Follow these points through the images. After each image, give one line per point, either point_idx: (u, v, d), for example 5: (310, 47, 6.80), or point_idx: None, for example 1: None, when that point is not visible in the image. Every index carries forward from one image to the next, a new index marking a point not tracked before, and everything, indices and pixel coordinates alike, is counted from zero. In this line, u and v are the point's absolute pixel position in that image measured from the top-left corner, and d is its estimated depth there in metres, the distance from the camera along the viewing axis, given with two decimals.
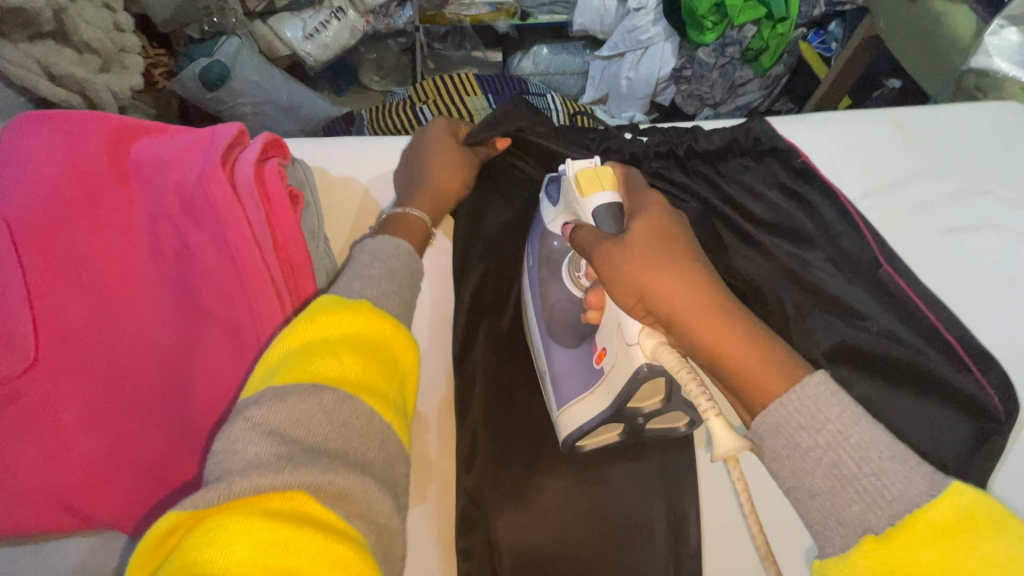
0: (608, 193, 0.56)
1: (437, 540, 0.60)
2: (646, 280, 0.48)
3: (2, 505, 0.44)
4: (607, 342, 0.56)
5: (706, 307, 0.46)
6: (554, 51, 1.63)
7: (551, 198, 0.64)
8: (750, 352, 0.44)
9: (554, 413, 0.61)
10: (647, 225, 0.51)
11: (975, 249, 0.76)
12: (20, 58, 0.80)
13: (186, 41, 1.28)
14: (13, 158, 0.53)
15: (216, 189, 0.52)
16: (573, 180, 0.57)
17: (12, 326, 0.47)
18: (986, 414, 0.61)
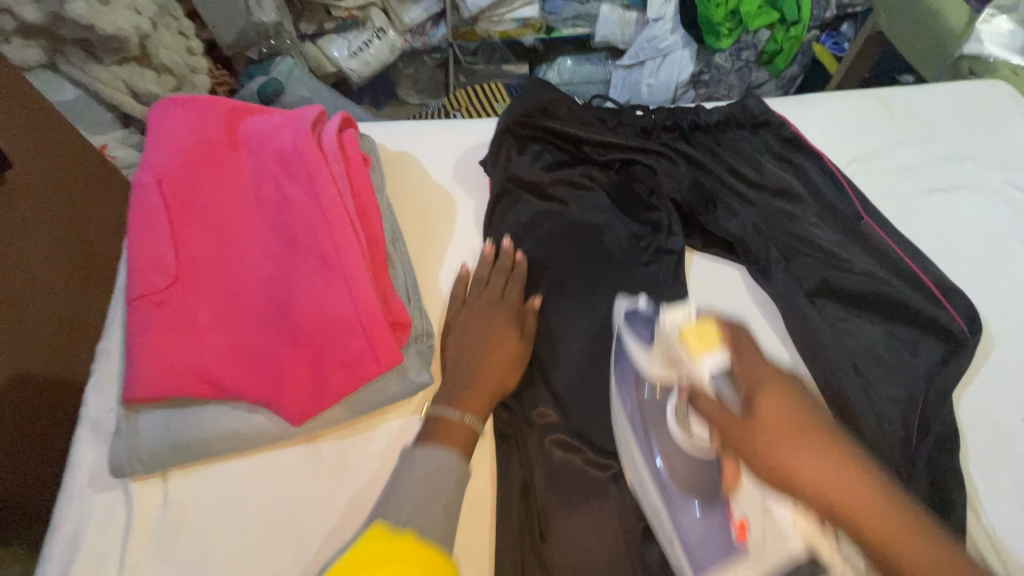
0: (720, 354, 0.50)
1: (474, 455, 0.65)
2: (789, 468, 0.43)
3: (158, 376, 0.58)
4: (748, 513, 0.50)
5: (856, 493, 0.41)
6: (577, 62, 1.76)
7: (640, 338, 0.61)
8: (895, 530, 0.40)
9: (681, 567, 0.54)
10: (777, 402, 0.46)
11: (954, 206, 0.85)
12: (111, 79, 1.09)
13: (245, 62, 1.49)
14: (158, 133, 0.70)
15: (308, 150, 0.68)
16: (678, 340, 0.53)
17: (163, 251, 0.63)
18: (953, 336, 0.70)
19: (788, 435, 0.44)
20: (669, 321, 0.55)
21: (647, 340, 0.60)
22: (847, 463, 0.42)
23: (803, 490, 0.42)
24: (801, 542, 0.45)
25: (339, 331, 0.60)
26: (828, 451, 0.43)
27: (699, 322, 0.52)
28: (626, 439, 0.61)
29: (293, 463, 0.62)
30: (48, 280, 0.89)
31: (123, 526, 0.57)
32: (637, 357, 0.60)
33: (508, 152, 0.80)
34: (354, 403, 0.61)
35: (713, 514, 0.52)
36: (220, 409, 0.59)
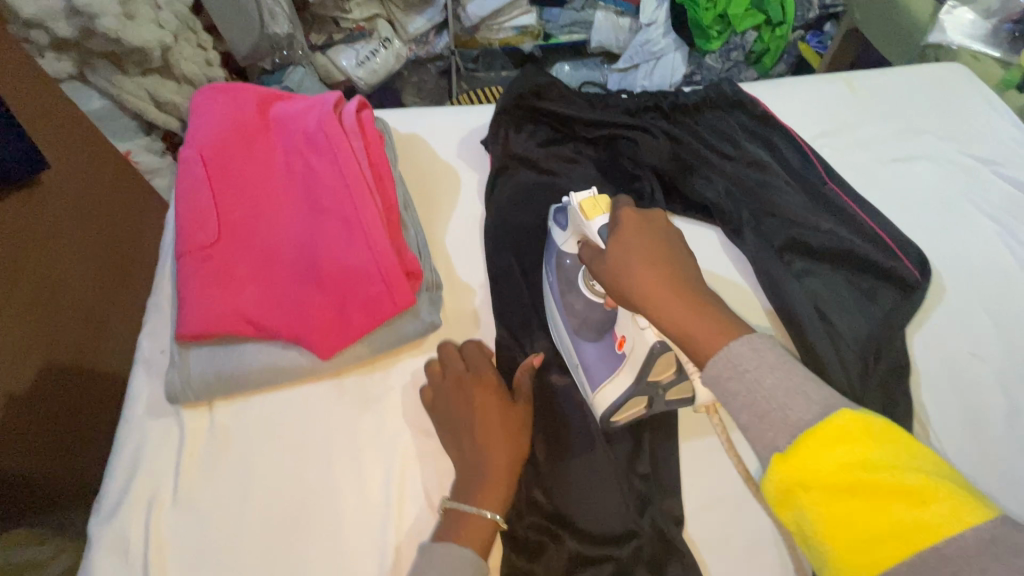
0: (607, 216, 0.62)
1: None
2: (634, 276, 0.55)
3: (206, 319, 0.67)
4: (625, 330, 0.62)
5: (674, 289, 0.53)
6: (575, 66, 1.85)
7: (561, 224, 0.73)
8: (692, 326, 0.51)
9: (589, 396, 0.67)
10: (631, 240, 0.57)
11: (912, 173, 0.94)
12: (134, 88, 1.21)
13: (259, 72, 1.60)
14: (200, 117, 0.80)
15: (331, 128, 0.78)
16: (578, 209, 0.65)
17: (207, 216, 0.73)
18: (908, 283, 0.79)
19: (638, 242, 0.57)
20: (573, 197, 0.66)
21: (564, 226, 0.72)
22: (676, 288, 0.53)
23: (630, 286, 0.55)
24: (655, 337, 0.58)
25: (360, 277, 0.69)
26: (662, 263, 0.55)
27: (597, 197, 0.64)
28: (567, 349, 0.70)
29: (322, 394, 0.70)
30: (80, 254, 1.00)
31: (176, 446, 0.66)
32: (558, 239, 0.73)
33: (506, 131, 0.90)
34: (374, 341, 0.71)
35: (606, 341, 0.67)
36: (260, 349, 0.68)
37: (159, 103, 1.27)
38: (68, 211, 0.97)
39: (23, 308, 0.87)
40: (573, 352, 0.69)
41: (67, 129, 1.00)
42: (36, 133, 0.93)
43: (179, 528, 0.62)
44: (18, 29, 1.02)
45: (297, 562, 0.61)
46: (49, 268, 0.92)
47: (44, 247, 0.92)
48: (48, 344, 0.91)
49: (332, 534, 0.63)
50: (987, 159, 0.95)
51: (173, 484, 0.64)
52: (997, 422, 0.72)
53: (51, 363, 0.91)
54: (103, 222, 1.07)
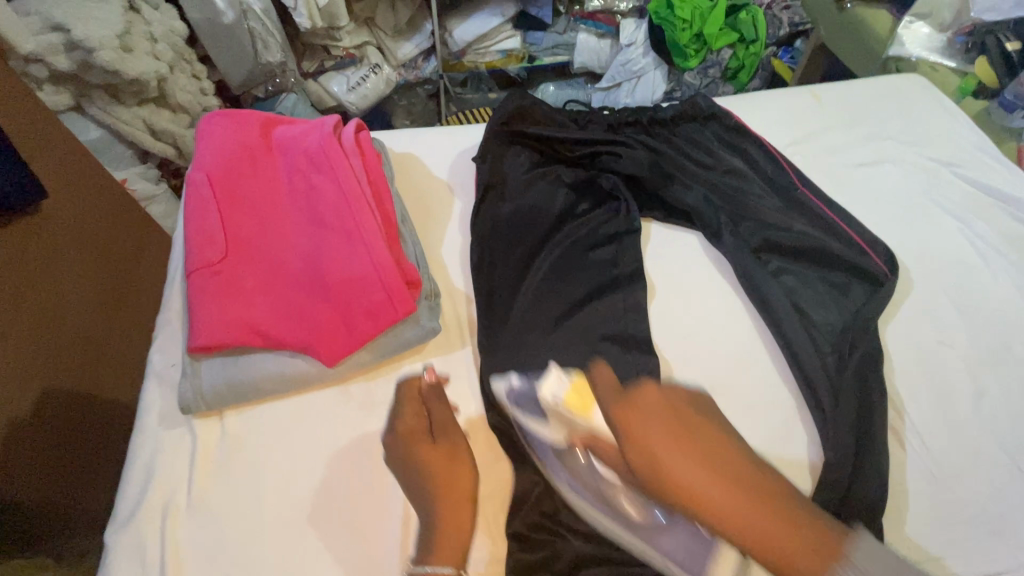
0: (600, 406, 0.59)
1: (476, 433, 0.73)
2: (692, 489, 0.49)
3: (217, 330, 0.70)
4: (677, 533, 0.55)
5: (703, 453, 0.51)
6: (559, 87, 1.94)
7: (534, 417, 0.65)
8: (757, 502, 0.49)
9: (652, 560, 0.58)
10: (643, 419, 0.53)
11: (878, 176, 1.00)
12: (130, 117, 1.26)
13: (252, 99, 1.66)
14: (206, 140, 0.85)
15: (331, 149, 0.82)
16: (566, 409, 0.60)
17: (215, 233, 0.77)
18: (876, 277, 0.84)
19: (653, 417, 0.53)
20: (549, 393, 0.62)
21: (540, 419, 0.65)
22: (676, 437, 0.52)
23: (685, 495, 0.49)
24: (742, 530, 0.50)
25: (363, 286, 0.73)
26: (681, 430, 0.52)
27: (578, 385, 0.61)
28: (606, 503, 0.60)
29: (329, 399, 0.73)
30: (77, 274, 1.03)
31: (189, 454, 0.69)
32: (541, 435, 0.65)
33: (494, 148, 0.94)
34: (378, 347, 0.74)
35: (678, 529, 0.55)
36: (268, 357, 0.72)
37: (155, 131, 1.32)
38: (65, 233, 1.01)
39: (23, 324, 0.90)
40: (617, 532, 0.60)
41: (67, 156, 1.04)
42: (36, 160, 0.98)
43: (194, 532, 0.64)
44: (18, 64, 1.07)
45: (308, 560, 0.64)
46: (50, 288, 0.96)
47: (43, 267, 0.96)
48: (45, 360, 0.93)
49: (341, 532, 0.65)
50: (946, 160, 1.02)
51: (187, 490, 0.66)
52: (967, 404, 0.77)
53: (49, 391, 0.94)
54: (103, 245, 1.11)
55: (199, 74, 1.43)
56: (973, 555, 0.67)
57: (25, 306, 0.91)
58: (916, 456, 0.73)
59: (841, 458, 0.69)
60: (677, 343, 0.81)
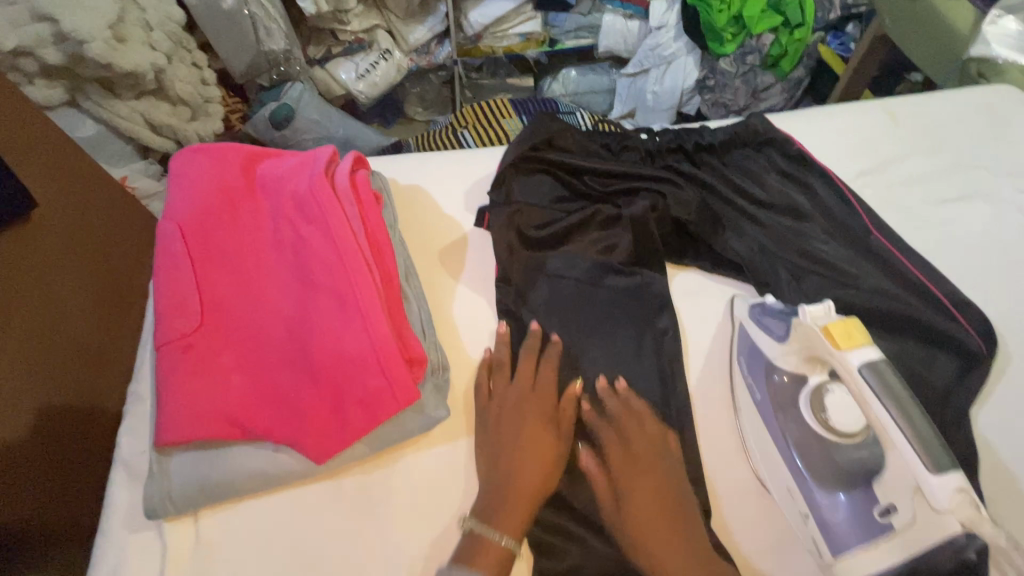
0: (867, 348, 0.54)
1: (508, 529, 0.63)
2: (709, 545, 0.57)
3: (187, 420, 0.60)
4: (895, 496, 0.50)
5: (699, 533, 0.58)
6: (581, 72, 1.77)
7: (774, 333, 0.64)
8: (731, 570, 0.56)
9: (825, 558, 0.54)
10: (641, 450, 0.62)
11: (964, 216, 0.85)
12: (129, 113, 1.13)
13: (257, 89, 1.48)
14: (181, 180, 0.73)
15: (323, 192, 0.70)
16: (822, 331, 0.56)
17: (187, 296, 0.66)
18: (970, 352, 0.70)
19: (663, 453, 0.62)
20: (810, 317, 0.58)
21: (779, 336, 0.63)
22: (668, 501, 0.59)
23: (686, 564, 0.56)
24: (960, 527, 0.45)
25: (358, 369, 0.62)
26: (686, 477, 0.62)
27: (846, 320, 0.56)
28: (790, 493, 0.59)
29: (317, 498, 0.63)
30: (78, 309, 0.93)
31: (158, 563, 0.60)
32: (769, 349, 0.64)
33: (512, 186, 0.81)
34: (376, 438, 0.63)
35: (862, 498, 0.54)
36: (246, 452, 0.61)
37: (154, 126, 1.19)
38: (58, 261, 0.89)
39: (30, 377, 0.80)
40: (808, 505, 0.57)
41: (60, 164, 0.93)
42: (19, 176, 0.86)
43: None
44: (5, 59, 0.95)
45: None
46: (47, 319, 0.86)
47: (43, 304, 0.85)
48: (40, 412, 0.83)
49: None
50: None
51: None
52: None
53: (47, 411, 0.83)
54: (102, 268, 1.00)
55: (201, 62, 1.28)
56: None
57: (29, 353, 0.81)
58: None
59: None
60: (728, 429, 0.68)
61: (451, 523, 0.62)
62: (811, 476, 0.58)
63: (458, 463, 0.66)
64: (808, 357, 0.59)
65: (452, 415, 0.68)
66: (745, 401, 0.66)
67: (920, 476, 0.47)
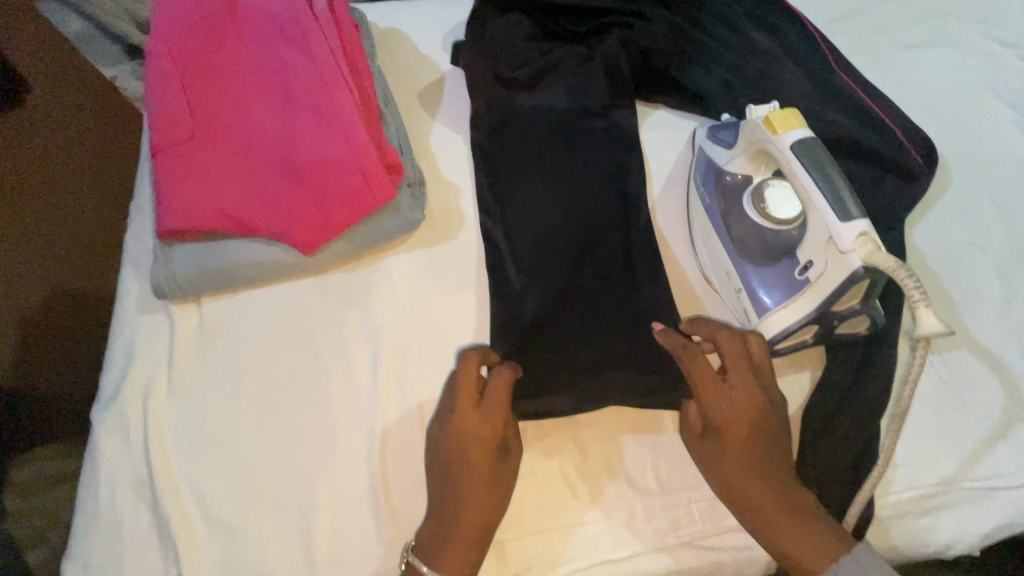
0: (802, 130, 0.59)
1: (480, 315, 0.69)
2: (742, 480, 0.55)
3: (186, 212, 0.66)
4: (812, 254, 0.57)
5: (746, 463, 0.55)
6: None
7: (725, 143, 0.69)
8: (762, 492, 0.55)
9: (750, 323, 0.63)
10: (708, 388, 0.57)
11: (930, 59, 0.86)
12: None
13: None
14: (168, 7, 0.77)
15: (303, 15, 0.74)
16: (764, 122, 0.61)
17: (180, 109, 0.71)
18: (913, 172, 0.75)
19: (745, 421, 0.55)
20: (756, 115, 0.63)
21: (728, 144, 0.68)
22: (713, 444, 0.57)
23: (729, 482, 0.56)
24: (861, 262, 0.52)
25: (339, 171, 0.67)
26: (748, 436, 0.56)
27: (785, 110, 0.61)
28: (727, 275, 0.66)
29: (307, 290, 0.70)
30: None
31: (168, 340, 0.67)
32: (720, 158, 0.69)
33: (487, 20, 0.82)
34: (358, 236, 0.70)
35: (784, 267, 0.61)
36: (241, 244, 0.68)
37: None
38: None
39: None
40: (738, 278, 0.64)
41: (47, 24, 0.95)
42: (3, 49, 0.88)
43: (174, 415, 0.64)
44: None
45: (290, 446, 0.63)
46: None
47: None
48: None
49: (325, 415, 0.64)
50: (1011, 42, 0.88)
51: (168, 372, 0.65)
52: (993, 308, 0.69)
53: None
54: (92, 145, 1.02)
55: None
56: (979, 462, 0.62)
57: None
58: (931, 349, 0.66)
59: (844, 358, 0.64)
60: (683, 241, 0.74)
61: (429, 310, 0.69)
62: (744, 258, 0.64)
63: (434, 264, 0.72)
64: (753, 155, 0.65)
65: (430, 227, 0.74)
66: (697, 209, 0.72)
67: (832, 225, 0.53)
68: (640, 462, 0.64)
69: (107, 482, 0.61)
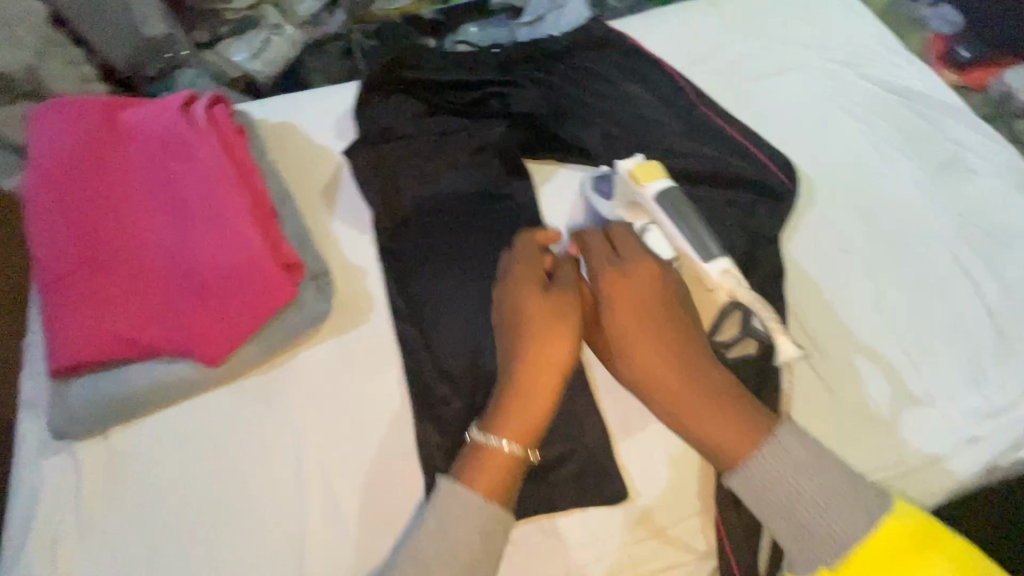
0: (664, 182, 0.65)
1: (400, 395, 0.70)
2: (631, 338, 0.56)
3: (79, 344, 0.65)
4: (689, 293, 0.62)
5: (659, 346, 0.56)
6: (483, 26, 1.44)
7: (603, 194, 0.74)
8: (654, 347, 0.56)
9: None
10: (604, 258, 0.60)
11: (781, 86, 0.96)
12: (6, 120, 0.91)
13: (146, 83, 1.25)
14: (40, 135, 0.76)
15: (182, 128, 0.75)
16: (630, 175, 0.66)
17: (62, 237, 0.69)
18: (781, 193, 0.83)
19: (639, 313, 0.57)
20: (622, 170, 0.68)
21: (606, 195, 0.74)
22: (635, 311, 0.57)
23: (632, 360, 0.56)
24: None
25: (236, 278, 0.68)
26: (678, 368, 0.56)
27: (648, 163, 0.67)
28: None
29: (220, 401, 0.69)
30: None
31: (73, 480, 0.64)
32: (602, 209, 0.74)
33: (372, 107, 0.87)
34: (266, 337, 0.70)
35: None
36: (146, 366, 0.67)
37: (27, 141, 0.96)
38: None
39: None
40: None
41: None
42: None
43: (88, 561, 0.61)
44: None
45: (217, 568, 0.61)
46: None
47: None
48: None
49: (250, 529, 0.63)
50: (848, 62, 0.99)
51: (78, 516, 0.63)
52: (870, 308, 0.75)
53: None
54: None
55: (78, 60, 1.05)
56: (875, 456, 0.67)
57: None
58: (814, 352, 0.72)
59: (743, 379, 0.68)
60: None
61: (348, 398, 0.70)
62: None
63: (347, 350, 0.73)
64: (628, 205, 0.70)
65: (340, 314, 0.75)
66: None
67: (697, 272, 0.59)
68: (571, 517, 0.64)
69: None
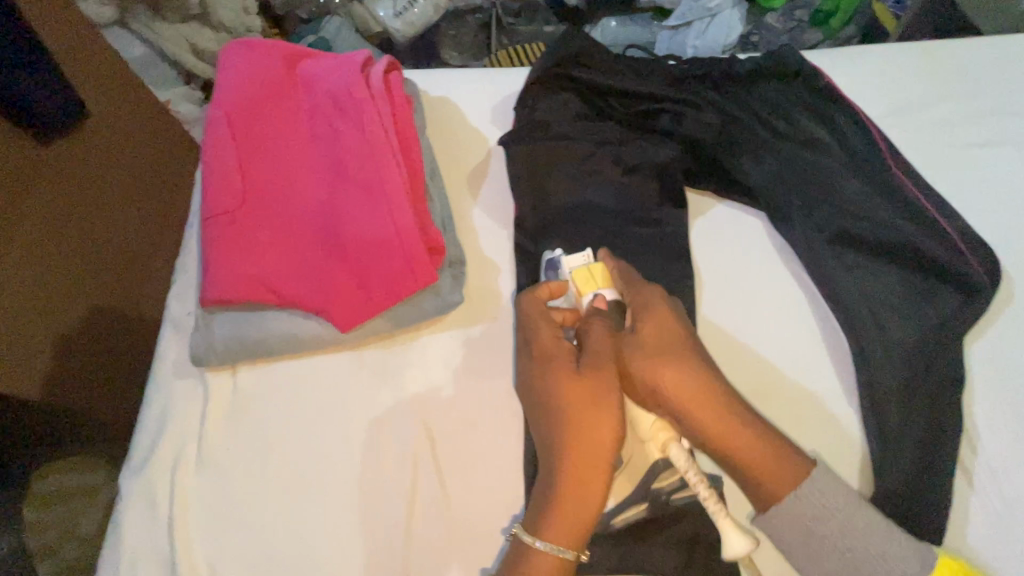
0: (605, 290, 0.62)
1: (511, 409, 0.68)
2: (654, 377, 0.54)
3: (231, 283, 0.67)
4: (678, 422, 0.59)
5: (683, 374, 0.54)
6: (622, 23, 1.37)
7: (555, 269, 0.69)
8: (697, 407, 0.53)
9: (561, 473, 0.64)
10: (661, 319, 0.57)
11: (991, 162, 0.83)
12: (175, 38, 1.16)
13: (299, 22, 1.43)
14: (229, 71, 0.79)
15: (358, 90, 0.75)
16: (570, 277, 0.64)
17: (231, 176, 0.72)
18: (974, 289, 0.71)
19: (651, 358, 0.55)
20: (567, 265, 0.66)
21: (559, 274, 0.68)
22: (676, 370, 0.54)
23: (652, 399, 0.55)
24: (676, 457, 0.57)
25: (382, 251, 0.67)
26: (730, 425, 0.53)
27: (588, 268, 0.64)
28: None
29: (340, 366, 0.70)
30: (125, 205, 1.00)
31: (200, 407, 0.68)
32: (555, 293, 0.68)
33: (537, 100, 0.85)
34: (396, 316, 0.70)
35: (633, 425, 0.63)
36: (283, 318, 0.68)
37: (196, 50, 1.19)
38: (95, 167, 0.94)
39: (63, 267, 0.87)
40: None
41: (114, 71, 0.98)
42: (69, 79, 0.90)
43: (202, 487, 0.64)
44: None
45: (311, 530, 0.62)
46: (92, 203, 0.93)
47: (76, 211, 0.90)
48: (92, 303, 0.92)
49: (348, 501, 0.63)
50: None
51: (198, 444, 0.66)
52: None
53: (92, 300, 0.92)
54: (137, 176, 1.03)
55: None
56: None
57: (64, 249, 0.87)
58: (963, 472, 0.65)
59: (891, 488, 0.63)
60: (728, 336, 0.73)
61: (461, 395, 0.68)
62: None
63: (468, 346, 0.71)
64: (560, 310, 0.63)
65: (467, 307, 0.74)
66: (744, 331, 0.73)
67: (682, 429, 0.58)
68: None
69: (129, 557, 0.61)
